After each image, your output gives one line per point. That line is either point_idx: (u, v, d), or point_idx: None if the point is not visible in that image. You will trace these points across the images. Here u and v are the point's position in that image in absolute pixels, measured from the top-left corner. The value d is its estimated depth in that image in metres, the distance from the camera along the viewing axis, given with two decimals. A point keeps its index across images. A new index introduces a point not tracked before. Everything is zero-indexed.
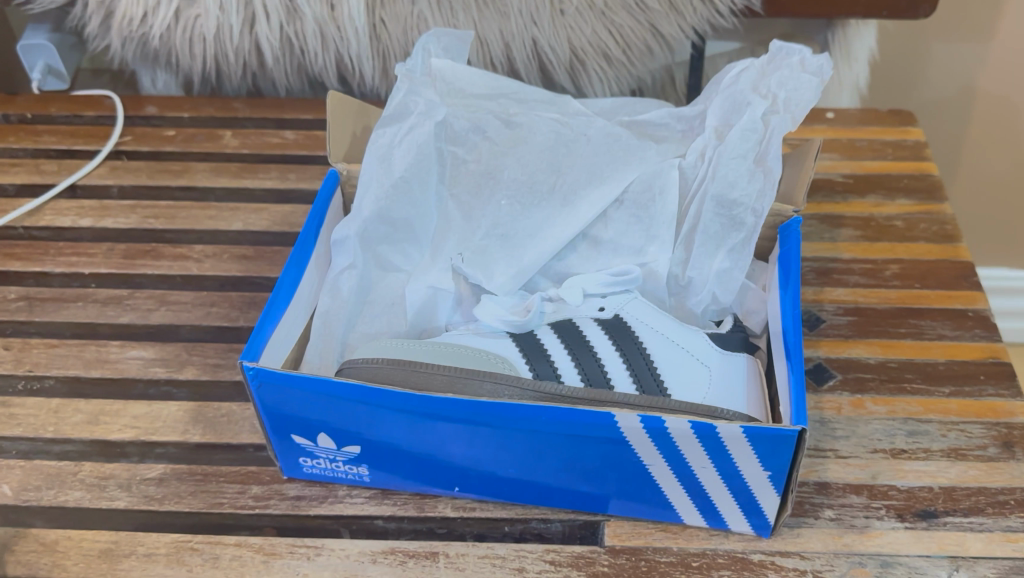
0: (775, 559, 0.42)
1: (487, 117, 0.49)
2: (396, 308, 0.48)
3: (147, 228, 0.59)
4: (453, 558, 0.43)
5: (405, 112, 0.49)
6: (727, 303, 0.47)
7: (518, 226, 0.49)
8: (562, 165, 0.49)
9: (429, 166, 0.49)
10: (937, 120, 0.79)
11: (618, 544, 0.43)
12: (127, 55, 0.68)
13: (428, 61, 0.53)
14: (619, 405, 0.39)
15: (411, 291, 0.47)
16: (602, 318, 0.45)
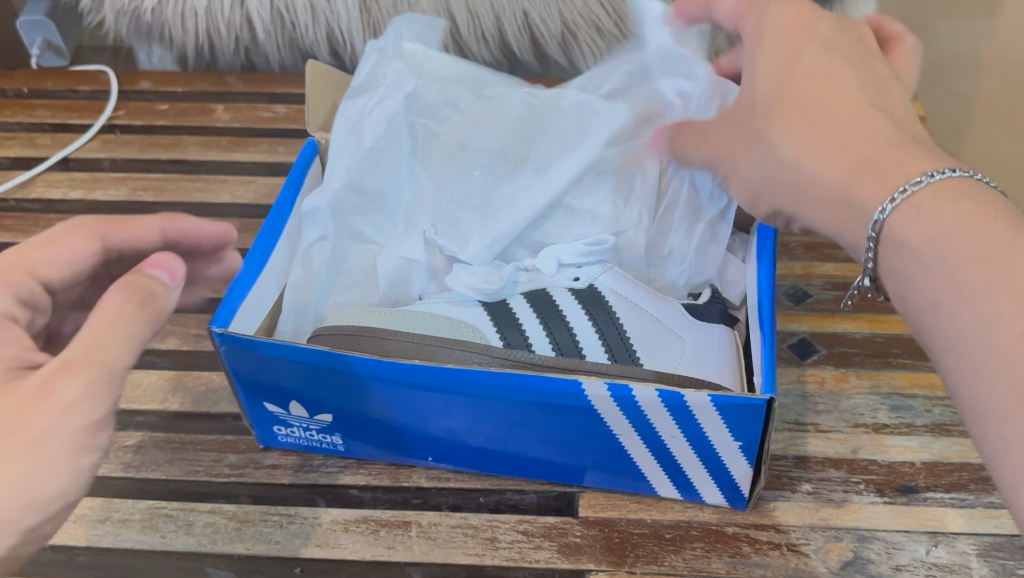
0: (750, 531, 0.42)
1: (459, 91, 0.51)
2: (371, 278, 0.48)
3: (136, 200, 0.59)
4: (425, 527, 0.43)
5: (373, 83, 0.50)
6: (707, 273, 0.48)
7: (495, 195, 0.49)
8: (533, 136, 0.50)
9: (399, 136, 0.50)
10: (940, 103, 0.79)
11: (591, 515, 0.43)
12: (122, 28, 0.68)
13: (400, 43, 0.53)
14: (588, 373, 0.39)
15: (384, 261, 0.48)
16: (576, 287, 0.45)
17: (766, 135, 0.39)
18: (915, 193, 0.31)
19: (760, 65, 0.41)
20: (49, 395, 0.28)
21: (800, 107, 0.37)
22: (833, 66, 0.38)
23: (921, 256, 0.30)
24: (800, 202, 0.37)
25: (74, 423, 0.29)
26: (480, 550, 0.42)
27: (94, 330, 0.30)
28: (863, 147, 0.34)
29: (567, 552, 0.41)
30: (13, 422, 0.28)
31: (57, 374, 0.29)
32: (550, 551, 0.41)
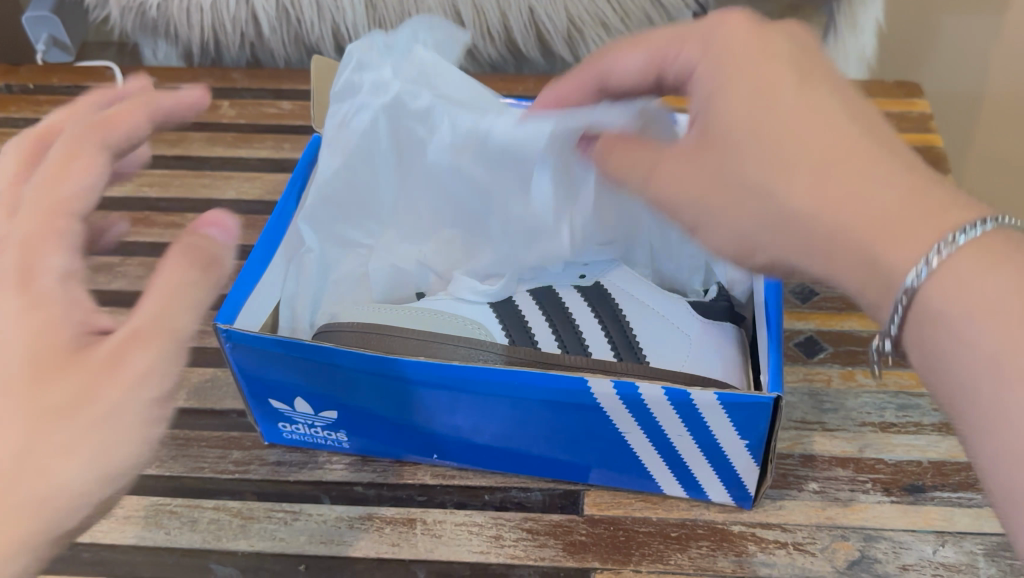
0: (756, 530, 0.42)
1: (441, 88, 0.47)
2: (361, 280, 0.51)
3: (142, 196, 0.59)
4: (430, 525, 0.42)
5: (353, 88, 0.47)
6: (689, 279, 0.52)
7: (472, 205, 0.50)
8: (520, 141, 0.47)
9: (379, 143, 0.48)
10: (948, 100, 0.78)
11: (596, 514, 0.43)
12: (127, 24, 0.68)
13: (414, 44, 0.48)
14: (593, 370, 0.38)
15: (373, 268, 0.51)
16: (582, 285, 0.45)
17: (752, 182, 0.32)
18: (948, 256, 0.27)
19: (723, 94, 0.34)
20: (119, 365, 0.25)
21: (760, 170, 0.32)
22: (807, 96, 0.32)
23: (962, 330, 0.27)
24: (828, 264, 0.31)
25: (145, 396, 0.25)
26: (485, 547, 0.41)
27: (157, 294, 0.27)
28: (871, 206, 0.29)
29: (572, 550, 0.41)
30: (81, 393, 0.24)
31: (127, 335, 0.26)
32: (555, 548, 0.41)
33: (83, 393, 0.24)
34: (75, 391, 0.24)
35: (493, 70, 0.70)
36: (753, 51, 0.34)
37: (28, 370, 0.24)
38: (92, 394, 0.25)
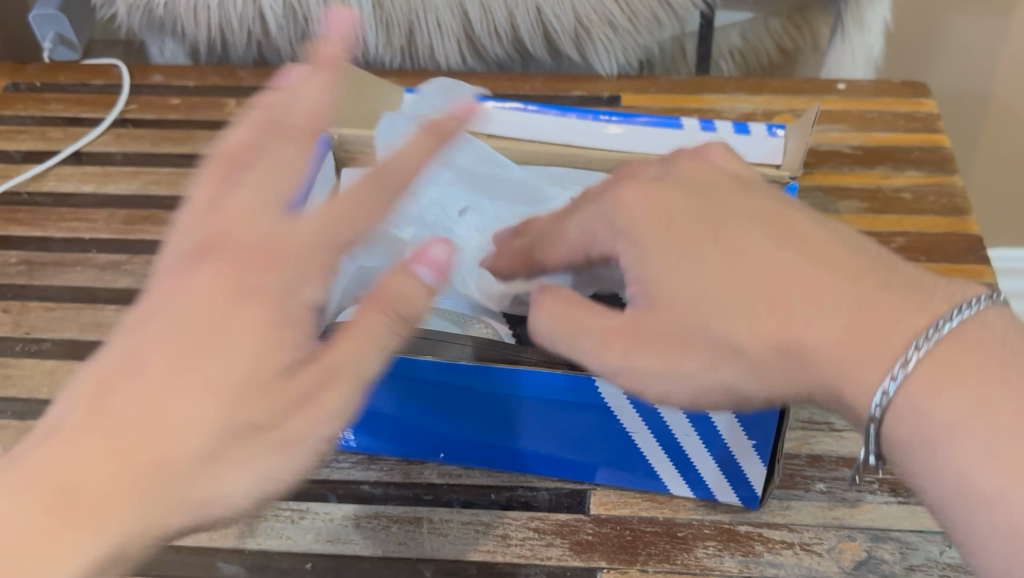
0: (763, 531, 0.42)
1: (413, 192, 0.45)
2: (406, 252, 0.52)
3: (148, 195, 0.60)
4: (437, 524, 0.42)
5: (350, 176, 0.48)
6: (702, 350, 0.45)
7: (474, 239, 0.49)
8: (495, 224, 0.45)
9: None
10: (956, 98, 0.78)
11: (603, 513, 0.43)
12: (134, 22, 0.68)
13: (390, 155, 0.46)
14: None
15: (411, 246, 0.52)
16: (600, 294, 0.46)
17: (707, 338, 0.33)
18: (929, 352, 0.30)
19: (646, 253, 0.35)
20: (309, 403, 0.30)
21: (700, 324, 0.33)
22: (727, 237, 0.34)
23: (945, 432, 0.29)
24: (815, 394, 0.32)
25: (321, 428, 0.30)
26: (492, 547, 0.41)
27: (348, 339, 0.31)
28: (834, 332, 0.31)
29: (579, 549, 0.41)
30: (273, 419, 0.29)
31: (320, 370, 0.30)
32: (562, 548, 0.41)
33: (267, 419, 0.29)
34: (269, 416, 0.29)
35: (499, 69, 0.70)
36: (655, 213, 0.36)
37: (242, 383, 0.29)
38: (281, 421, 0.29)
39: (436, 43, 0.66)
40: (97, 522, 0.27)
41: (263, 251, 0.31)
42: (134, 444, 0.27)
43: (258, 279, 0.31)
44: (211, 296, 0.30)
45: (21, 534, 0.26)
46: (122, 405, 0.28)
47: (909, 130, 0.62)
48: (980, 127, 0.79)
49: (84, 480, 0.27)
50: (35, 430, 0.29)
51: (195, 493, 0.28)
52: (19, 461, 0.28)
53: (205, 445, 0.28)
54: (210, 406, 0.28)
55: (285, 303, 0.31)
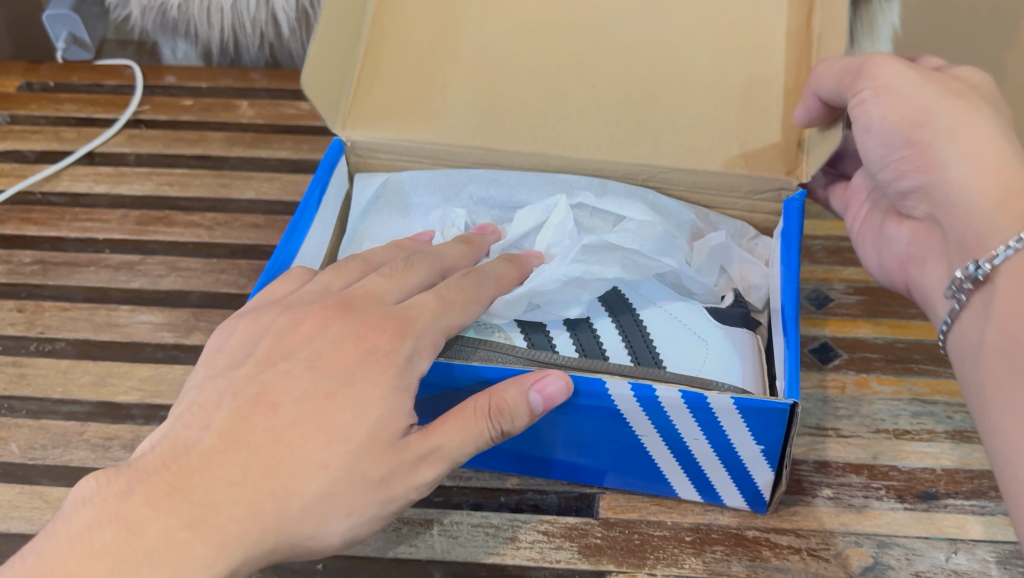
0: (770, 536, 0.42)
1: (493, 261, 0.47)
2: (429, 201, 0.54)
3: (161, 195, 0.60)
4: (448, 526, 0.43)
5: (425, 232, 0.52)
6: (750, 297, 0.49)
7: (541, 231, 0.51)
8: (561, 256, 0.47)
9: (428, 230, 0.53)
10: None
11: (612, 516, 0.43)
12: (149, 24, 0.70)
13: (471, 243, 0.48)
14: (611, 373, 0.39)
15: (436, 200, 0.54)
16: (612, 298, 0.46)
17: (957, 95, 0.38)
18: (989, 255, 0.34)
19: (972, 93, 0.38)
20: (415, 469, 0.33)
21: (972, 87, 0.39)
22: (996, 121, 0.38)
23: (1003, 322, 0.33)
24: (966, 198, 0.36)
25: (421, 480, 0.34)
26: (501, 549, 0.42)
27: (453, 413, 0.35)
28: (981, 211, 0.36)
29: (587, 553, 0.42)
30: (388, 476, 0.33)
31: (429, 438, 0.34)
32: (571, 551, 0.42)
33: (384, 477, 0.33)
34: (381, 474, 0.33)
35: None
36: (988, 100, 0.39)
37: (366, 442, 0.32)
38: (390, 480, 0.33)
39: None
40: (219, 537, 0.30)
41: (387, 321, 0.36)
42: (262, 474, 0.31)
43: (379, 344, 0.35)
44: (339, 354, 0.35)
45: (157, 540, 0.29)
46: (256, 438, 0.32)
47: None
48: None
49: (216, 497, 0.30)
50: (158, 445, 0.33)
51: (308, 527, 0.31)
52: (148, 472, 0.31)
53: (324, 486, 0.32)
54: (337, 457, 0.32)
55: (405, 374, 0.34)
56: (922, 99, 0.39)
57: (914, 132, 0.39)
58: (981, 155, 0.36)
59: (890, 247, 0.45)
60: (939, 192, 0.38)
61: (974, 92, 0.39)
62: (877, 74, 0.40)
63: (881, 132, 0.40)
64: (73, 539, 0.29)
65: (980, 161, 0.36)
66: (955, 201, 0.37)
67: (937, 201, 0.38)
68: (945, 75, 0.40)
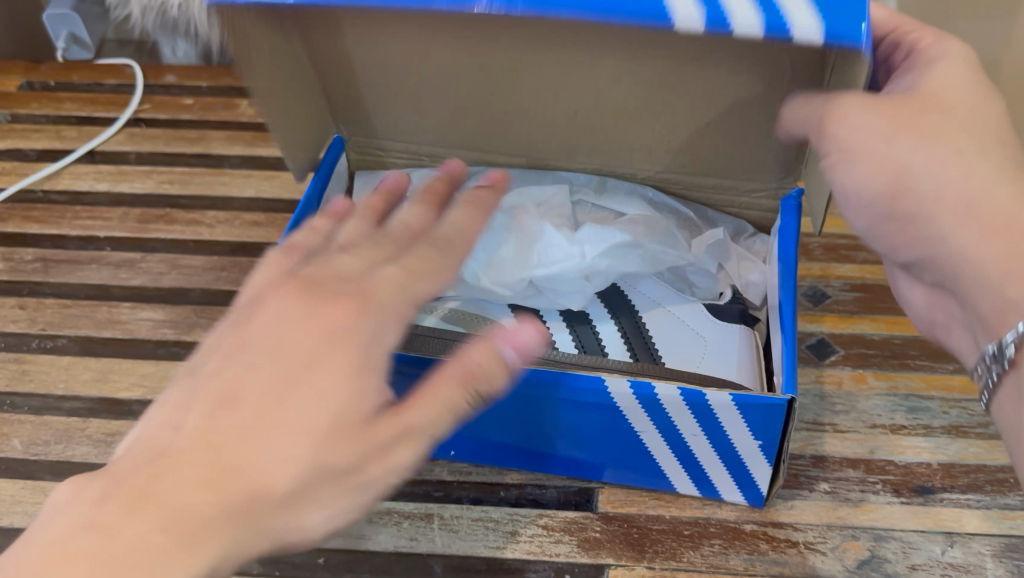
0: (768, 529, 0.42)
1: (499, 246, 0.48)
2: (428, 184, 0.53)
3: (162, 194, 0.60)
4: (448, 520, 0.43)
5: None
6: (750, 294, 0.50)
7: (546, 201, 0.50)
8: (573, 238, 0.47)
9: None
10: None
11: (611, 511, 0.44)
12: (149, 24, 0.70)
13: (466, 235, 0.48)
14: (615, 372, 0.39)
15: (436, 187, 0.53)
16: (614, 292, 0.48)
17: (944, 134, 0.30)
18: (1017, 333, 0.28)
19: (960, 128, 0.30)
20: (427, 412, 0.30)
21: (957, 110, 0.31)
22: (999, 161, 0.30)
23: None
24: (978, 272, 0.29)
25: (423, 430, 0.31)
26: (501, 543, 0.42)
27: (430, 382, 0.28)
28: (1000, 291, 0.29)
29: (587, 546, 0.42)
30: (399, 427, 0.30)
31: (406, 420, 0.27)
32: (570, 545, 0.42)
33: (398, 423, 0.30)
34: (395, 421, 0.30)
35: None
36: (979, 122, 0.31)
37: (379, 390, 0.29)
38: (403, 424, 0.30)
39: None
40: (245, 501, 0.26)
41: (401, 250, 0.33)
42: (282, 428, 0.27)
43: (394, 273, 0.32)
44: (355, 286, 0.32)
45: None
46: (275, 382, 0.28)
47: None
48: None
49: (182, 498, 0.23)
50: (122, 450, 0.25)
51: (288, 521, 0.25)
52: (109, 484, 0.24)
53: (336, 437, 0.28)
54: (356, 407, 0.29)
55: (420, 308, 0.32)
56: (902, 153, 0.30)
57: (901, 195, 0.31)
58: (982, 214, 0.29)
59: (904, 297, 0.37)
60: (943, 263, 0.31)
61: (960, 117, 0.31)
62: (846, 122, 0.32)
63: (862, 198, 0.33)
64: (31, 552, 0.23)
65: (986, 225, 0.29)
66: (963, 275, 0.30)
67: (943, 270, 0.31)
68: (924, 102, 0.31)
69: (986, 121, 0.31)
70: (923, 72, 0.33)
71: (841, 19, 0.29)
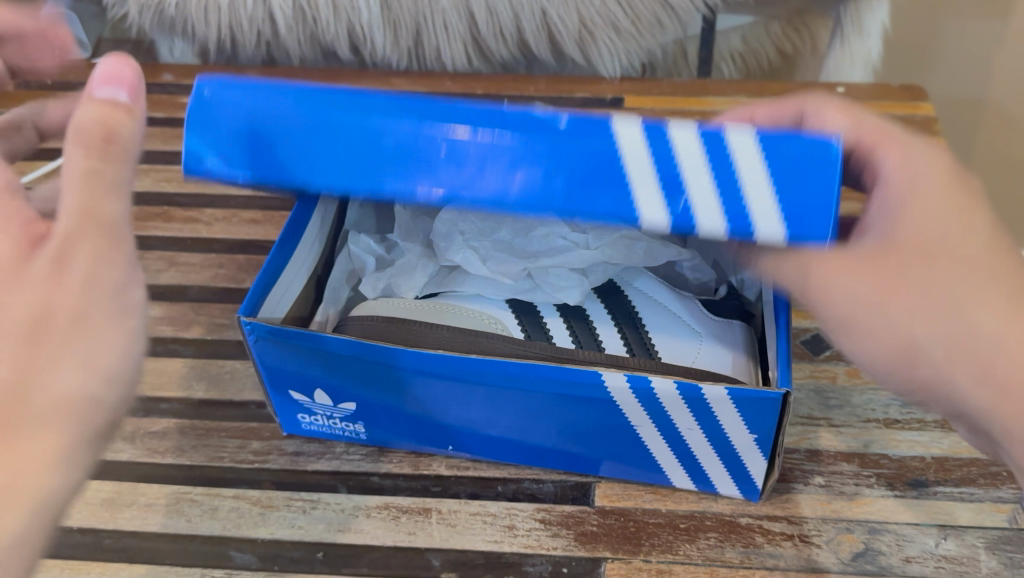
0: (763, 523, 0.43)
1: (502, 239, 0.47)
2: None
3: (160, 192, 0.61)
4: (445, 514, 0.44)
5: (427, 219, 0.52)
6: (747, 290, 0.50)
7: None
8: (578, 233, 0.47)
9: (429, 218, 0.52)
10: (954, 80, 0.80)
11: (607, 505, 0.44)
12: (145, 23, 0.70)
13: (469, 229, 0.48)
14: (511, 356, 0.41)
15: None
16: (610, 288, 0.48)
17: (944, 292, 0.32)
18: None
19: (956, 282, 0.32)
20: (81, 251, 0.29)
21: (954, 253, 0.33)
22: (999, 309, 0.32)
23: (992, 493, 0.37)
24: (1000, 423, 0.33)
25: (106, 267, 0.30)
26: (498, 537, 0.43)
27: (80, 192, 0.30)
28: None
29: (583, 540, 0.42)
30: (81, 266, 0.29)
31: (71, 258, 0.29)
32: (567, 539, 0.42)
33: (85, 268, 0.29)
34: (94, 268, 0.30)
35: (504, 70, 0.73)
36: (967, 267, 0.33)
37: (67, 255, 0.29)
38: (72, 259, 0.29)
39: (443, 43, 0.69)
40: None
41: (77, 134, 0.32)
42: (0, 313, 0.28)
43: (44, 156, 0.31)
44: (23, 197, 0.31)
45: None
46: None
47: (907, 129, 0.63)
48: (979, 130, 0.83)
49: None
50: None
51: (50, 396, 0.28)
52: None
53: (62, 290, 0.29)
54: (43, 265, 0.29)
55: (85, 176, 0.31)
56: (908, 327, 0.33)
57: (914, 361, 0.33)
58: (998, 369, 0.32)
59: None
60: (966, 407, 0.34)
61: (952, 265, 0.33)
62: (789, 283, 0.34)
63: (876, 367, 0.35)
64: None
65: (1002, 388, 0.32)
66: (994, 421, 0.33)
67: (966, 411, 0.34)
68: (904, 250, 0.33)
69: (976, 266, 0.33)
70: (896, 205, 0.35)
71: (809, 216, 0.32)
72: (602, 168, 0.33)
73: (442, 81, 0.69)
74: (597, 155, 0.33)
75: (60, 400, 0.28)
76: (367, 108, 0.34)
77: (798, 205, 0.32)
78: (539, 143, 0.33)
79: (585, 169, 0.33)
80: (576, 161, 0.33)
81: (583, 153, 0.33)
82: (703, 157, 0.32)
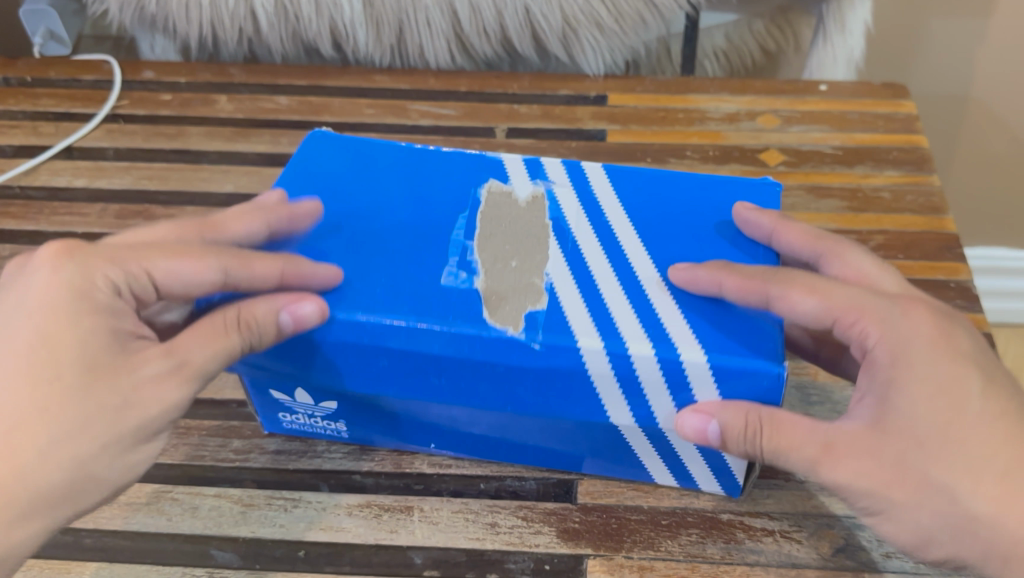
0: (744, 519, 0.43)
1: None
2: None
3: (141, 189, 0.60)
4: (427, 512, 0.43)
5: None
6: None
7: None
8: None
9: None
10: (933, 79, 0.81)
11: (589, 502, 0.44)
12: (126, 20, 0.70)
13: None
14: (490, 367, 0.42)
15: None
16: None
17: (938, 481, 0.35)
18: None
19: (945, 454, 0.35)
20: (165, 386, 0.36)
21: (941, 430, 0.35)
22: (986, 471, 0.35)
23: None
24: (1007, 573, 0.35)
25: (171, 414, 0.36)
26: (480, 534, 0.42)
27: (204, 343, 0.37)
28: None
29: (566, 537, 0.42)
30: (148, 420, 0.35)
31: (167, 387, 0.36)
32: (550, 535, 0.42)
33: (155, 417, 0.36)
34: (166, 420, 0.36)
35: (488, 68, 0.73)
36: (951, 437, 0.35)
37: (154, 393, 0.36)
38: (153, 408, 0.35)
39: (425, 40, 0.69)
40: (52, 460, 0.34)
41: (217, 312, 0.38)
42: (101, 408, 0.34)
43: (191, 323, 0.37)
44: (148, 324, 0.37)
45: None
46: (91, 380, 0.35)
47: (888, 127, 0.64)
48: (960, 125, 0.84)
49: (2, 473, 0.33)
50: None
51: (80, 475, 0.34)
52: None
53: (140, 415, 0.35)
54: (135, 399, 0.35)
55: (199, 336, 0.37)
56: (913, 516, 0.35)
57: (930, 544, 0.35)
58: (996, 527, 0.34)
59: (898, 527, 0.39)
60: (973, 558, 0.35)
61: (942, 439, 0.35)
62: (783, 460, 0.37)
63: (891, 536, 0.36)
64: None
65: (1004, 559, 0.35)
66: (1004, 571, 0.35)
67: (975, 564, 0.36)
68: (899, 439, 0.35)
69: (960, 439, 0.35)
70: (884, 390, 0.36)
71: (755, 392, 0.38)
72: (572, 384, 0.39)
73: (425, 78, 0.69)
74: (566, 377, 0.39)
75: (86, 479, 0.35)
76: (366, 326, 0.39)
77: (730, 388, 0.38)
78: (516, 367, 0.39)
79: (556, 388, 0.39)
80: (543, 380, 0.39)
81: (547, 374, 0.39)
82: (658, 372, 0.38)
